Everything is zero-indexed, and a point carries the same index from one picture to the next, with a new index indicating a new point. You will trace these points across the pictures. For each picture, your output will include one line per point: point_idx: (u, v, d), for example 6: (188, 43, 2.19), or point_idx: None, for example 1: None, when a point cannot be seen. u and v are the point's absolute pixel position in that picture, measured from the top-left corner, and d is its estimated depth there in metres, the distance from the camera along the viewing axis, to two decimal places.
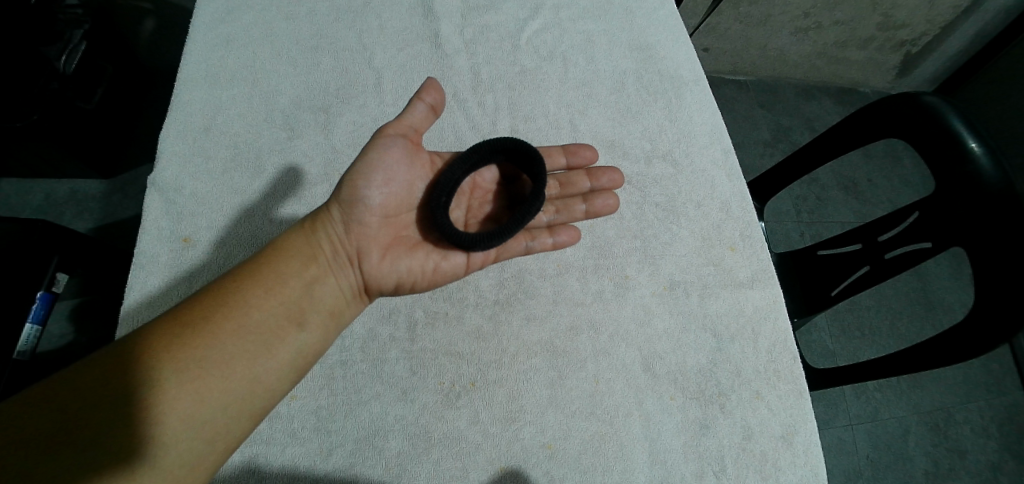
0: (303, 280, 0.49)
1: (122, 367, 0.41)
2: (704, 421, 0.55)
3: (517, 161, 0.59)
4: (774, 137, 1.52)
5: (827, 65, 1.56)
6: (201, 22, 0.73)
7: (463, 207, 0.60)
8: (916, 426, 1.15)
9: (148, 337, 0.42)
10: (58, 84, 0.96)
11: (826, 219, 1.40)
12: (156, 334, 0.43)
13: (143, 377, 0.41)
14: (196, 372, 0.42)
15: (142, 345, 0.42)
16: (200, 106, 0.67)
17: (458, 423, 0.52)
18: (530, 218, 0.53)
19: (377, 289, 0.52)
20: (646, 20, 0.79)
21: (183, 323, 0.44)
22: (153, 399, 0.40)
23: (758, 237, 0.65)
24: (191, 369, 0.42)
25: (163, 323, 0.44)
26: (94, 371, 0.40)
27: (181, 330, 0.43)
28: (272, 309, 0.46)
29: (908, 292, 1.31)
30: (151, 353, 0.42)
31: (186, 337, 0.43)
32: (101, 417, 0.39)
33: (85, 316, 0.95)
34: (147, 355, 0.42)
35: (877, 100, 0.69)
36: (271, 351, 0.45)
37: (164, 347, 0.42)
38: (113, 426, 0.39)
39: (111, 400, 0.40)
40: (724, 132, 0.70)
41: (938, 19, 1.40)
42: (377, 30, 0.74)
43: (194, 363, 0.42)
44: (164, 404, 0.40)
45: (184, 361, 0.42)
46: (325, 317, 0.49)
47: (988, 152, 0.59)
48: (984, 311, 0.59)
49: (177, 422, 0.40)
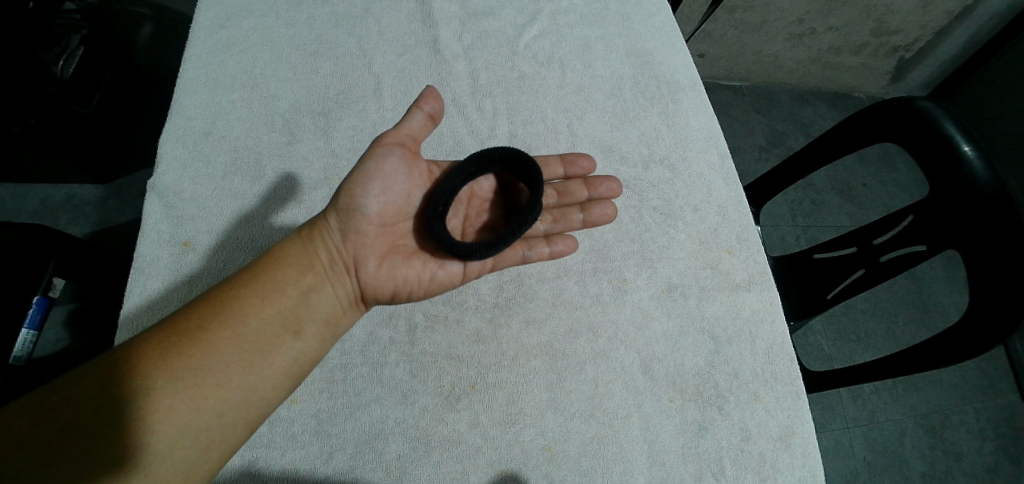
0: (300, 288, 0.49)
1: (117, 375, 0.41)
2: (702, 423, 0.56)
3: (514, 170, 0.59)
4: (769, 142, 1.53)
5: (821, 70, 1.58)
6: (201, 28, 0.73)
7: (460, 216, 0.60)
8: (912, 428, 1.15)
9: (145, 345, 0.42)
10: (55, 89, 0.96)
11: (822, 222, 1.41)
12: (153, 342, 0.43)
13: (138, 385, 0.41)
14: (193, 380, 0.42)
15: (138, 353, 0.42)
16: (200, 110, 0.68)
17: (458, 425, 0.52)
18: (527, 227, 0.54)
19: (374, 297, 0.52)
20: (642, 27, 0.80)
21: (179, 332, 0.44)
22: (147, 406, 0.40)
23: (755, 241, 0.65)
24: (187, 377, 0.42)
25: (159, 332, 0.44)
26: (90, 379, 0.40)
27: (178, 338, 0.43)
28: (268, 317, 0.46)
29: (903, 295, 1.32)
30: (147, 360, 0.42)
31: (183, 345, 0.43)
32: (96, 422, 0.39)
33: (80, 321, 0.95)
34: (142, 364, 0.41)
35: (870, 106, 0.70)
36: (267, 360, 0.45)
37: (161, 353, 0.42)
38: (107, 431, 0.39)
39: (106, 407, 0.40)
40: (720, 136, 0.71)
41: (931, 25, 1.42)
42: (376, 36, 0.74)
43: (191, 371, 0.42)
44: (158, 411, 0.40)
45: (180, 369, 0.42)
46: (322, 325, 0.49)
47: (980, 156, 0.60)
48: (978, 313, 0.59)
49: (172, 430, 0.40)
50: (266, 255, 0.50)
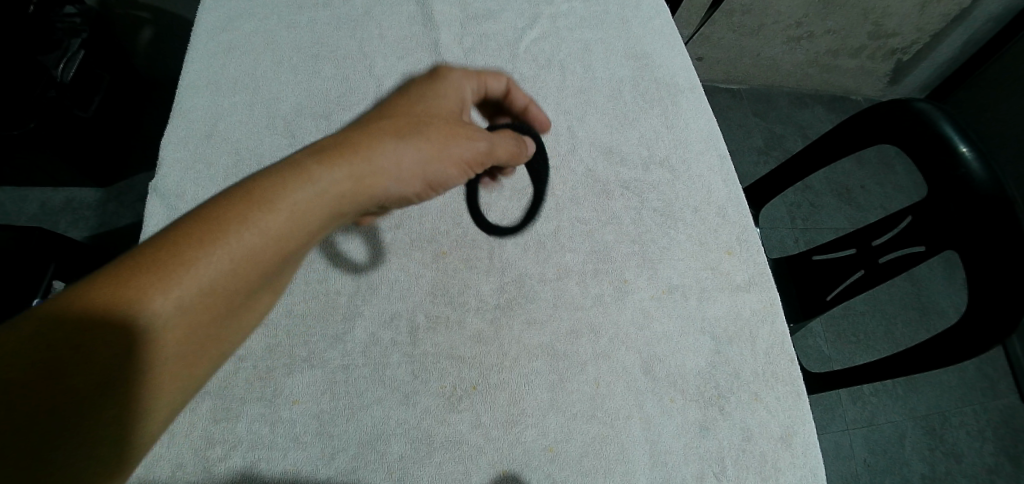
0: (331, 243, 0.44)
1: (133, 344, 0.32)
2: (704, 423, 0.56)
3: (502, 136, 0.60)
4: (768, 144, 1.57)
5: (819, 73, 1.60)
6: (202, 32, 0.73)
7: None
8: (912, 430, 1.16)
9: (172, 307, 0.33)
10: (56, 92, 0.96)
11: (821, 224, 1.41)
12: (181, 306, 0.34)
13: (158, 361, 0.33)
14: (211, 352, 0.36)
15: (162, 322, 0.33)
16: (203, 113, 0.68)
17: (459, 426, 0.52)
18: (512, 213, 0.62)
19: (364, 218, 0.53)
20: (642, 30, 0.80)
21: (215, 294, 0.35)
22: (165, 382, 0.34)
23: (755, 241, 0.66)
24: (208, 349, 0.36)
25: (193, 290, 0.34)
26: (95, 342, 0.31)
27: (215, 303, 0.35)
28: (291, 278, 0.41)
29: (902, 297, 1.33)
30: (173, 330, 0.34)
31: (216, 314, 0.35)
32: (95, 406, 0.31)
33: None
34: (167, 335, 0.33)
35: (869, 107, 0.70)
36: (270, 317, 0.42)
37: (193, 323, 0.34)
38: (112, 410, 0.32)
39: (116, 382, 0.32)
40: (719, 138, 0.72)
41: (928, 28, 1.43)
42: (377, 39, 0.75)
43: (213, 341, 0.36)
44: (167, 391, 0.34)
45: (203, 341, 0.35)
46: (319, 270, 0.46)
47: (979, 157, 0.61)
48: (978, 312, 0.59)
49: (176, 402, 0.36)
50: (296, 188, 0.38)
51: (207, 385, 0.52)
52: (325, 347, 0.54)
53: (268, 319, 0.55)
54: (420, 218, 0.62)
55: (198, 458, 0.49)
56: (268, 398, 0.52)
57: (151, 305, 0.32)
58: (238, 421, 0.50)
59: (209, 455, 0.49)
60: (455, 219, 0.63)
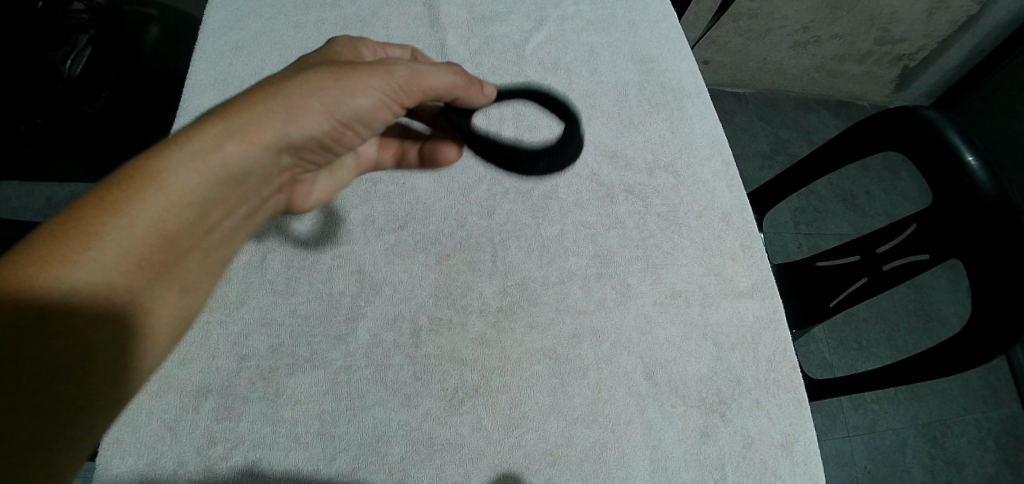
0: (258, 186, 0.44)
1: (73, 320, 0.34)
2: (705, 430, 0.56)
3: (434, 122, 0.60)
4: (772, 149, 1.56)
5: (825, 78, 1.60)
6: (210, 30, 0.73)
7: (396, 142, 0.62)
8: (913, 437, 1.23)
9: (97, 274, 0.34)
10: (63, 88, 0.97)
11: (825, 230, 1.41)
12: (111, 274, 0.35)
13: (105, 329, 0.35)
14: (158, 305, 0.39)
15: (97, 292, 0.34)
16: (209, 111, 0.67)
17: (460, 429, 0.52)
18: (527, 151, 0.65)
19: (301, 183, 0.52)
20: (649, 33, 0.80)
21: (142, 258, 0.36)
22: (122, 342, 0.37)
23: (758, 248, 0.66)
24: (155, 304, 0.38)
25: (117, 258, 0.35)
26: (43, 325, 0.32)
27: (147, 265, 0.37)
28: (224, 222, 0.43)
29: (906, 305, 1.34)
30: (109, 300, 0.35)
31: (148, 274, 0.37)
32: (62, 391, 0.33)
33: None
34: (105, 305, 0.35)
35: (875, 114, 0.70)
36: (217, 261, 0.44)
37: (129, 285, 0.36)
38: (77, 384, 0.34)
39: (76, 353, 0.34)
40: (724, 143, 0.72)
41: (935, 35, 1.44)
42: (383, 39, 0.75)
43: (157, 296, 0.38)
44: (131, 348, 0.37)
45: (146, 300, 0.38)
46: (253, 209, 0.46)
47: (983, 165, 0.61)
48: (981, 323, 0.60)
49: (144, 356, 0.39)
50: (200, 147, 0.38)
51: (209, 384, 0.52)
52: (327, 348, 0.54)
53: (271, 318, 0.55)
54: (424, 219, 0.62)
55: (199, 456, 0.49)
56: (269, 398, 0.52)
57: (78, 276, 0.33)
58: (240, 420, 0.50)
59: (211, 453, 0.49)
60: (458, 222, 0.63)
